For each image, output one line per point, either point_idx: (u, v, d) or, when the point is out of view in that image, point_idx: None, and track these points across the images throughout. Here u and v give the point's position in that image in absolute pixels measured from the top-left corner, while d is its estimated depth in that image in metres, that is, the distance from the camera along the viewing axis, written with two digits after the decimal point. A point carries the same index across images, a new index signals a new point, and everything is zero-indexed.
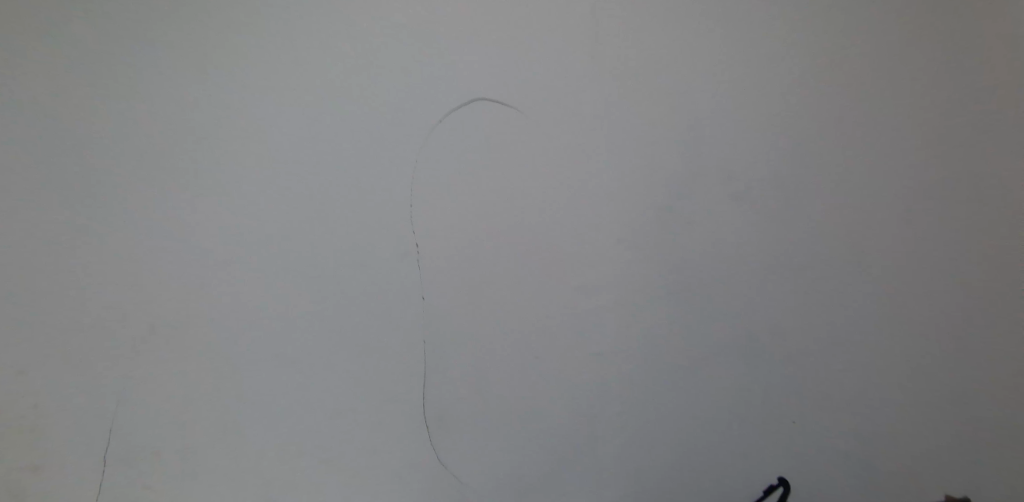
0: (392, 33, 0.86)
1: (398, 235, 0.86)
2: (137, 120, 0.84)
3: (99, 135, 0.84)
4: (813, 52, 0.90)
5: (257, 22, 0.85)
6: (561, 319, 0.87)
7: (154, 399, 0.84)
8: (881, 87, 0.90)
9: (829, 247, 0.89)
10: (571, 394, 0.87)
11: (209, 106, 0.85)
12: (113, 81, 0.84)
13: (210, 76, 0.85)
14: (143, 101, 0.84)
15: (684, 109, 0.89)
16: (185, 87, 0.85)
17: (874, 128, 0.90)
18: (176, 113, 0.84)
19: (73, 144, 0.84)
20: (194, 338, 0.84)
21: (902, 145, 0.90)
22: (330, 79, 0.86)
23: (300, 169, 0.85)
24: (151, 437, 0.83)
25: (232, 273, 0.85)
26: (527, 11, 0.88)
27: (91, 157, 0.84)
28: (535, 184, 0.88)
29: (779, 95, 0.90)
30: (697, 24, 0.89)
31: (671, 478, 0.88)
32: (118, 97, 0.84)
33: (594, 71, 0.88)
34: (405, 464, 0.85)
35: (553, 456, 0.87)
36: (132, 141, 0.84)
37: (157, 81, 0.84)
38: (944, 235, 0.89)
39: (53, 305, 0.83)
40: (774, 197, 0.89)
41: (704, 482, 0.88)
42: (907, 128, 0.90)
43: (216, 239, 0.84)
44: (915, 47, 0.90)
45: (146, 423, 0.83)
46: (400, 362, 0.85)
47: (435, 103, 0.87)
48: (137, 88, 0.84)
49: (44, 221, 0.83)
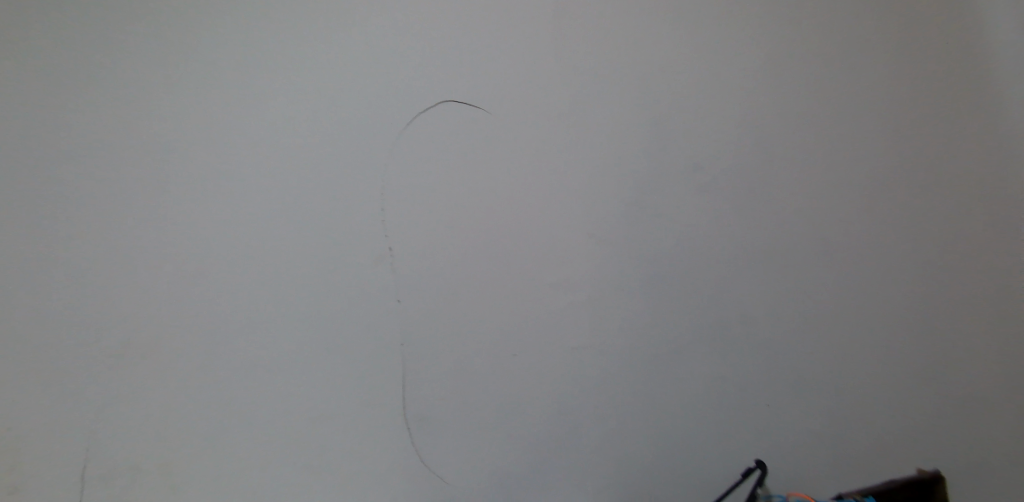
0: (362, 41, 0.86)
1: (372, 241, 0.84)
2: (100, 129, 0.82)
3: (63, 146, 0.81)
4: (772, 48, 0.92)
5: (225, 33, 0.84)
6: (538, 314, 0.86)
7: (140, 423, 0.79)
8: (839, 79, 0.92)
9: (796, 236, 0.90)
10: (552, 389, 0.86)
11: (177, 117, 0.83)
12: (80, 92, 0.82)
13: (178, 86, 0.83)
14: (105, 110, 0.82)
15: (649, 104, 0.90)
16: (150, 96, 0.83)
17: (833, 119, 0.92)
18: (144, 123, 0.82)
19: (31, 154, 0.80)
20: (168, 355, 0.80)
21: (860, 136, 0.92)
22: (300, 88, 0.85)
23: (271, 181, 0.83)
24: (138, 463, 0.79)
25: (198, 282, 0.82)
26: (497, 15, 0.88)
27: (52, 167, 0.80)
28: (509, 184, 0.87)
29: (743, 89, 0.91)
30: (657, 21, 0.91)
31: (658, 472, 0.87)
32: (78, 105, 0.81)
33: (561, 69, 0.89)
34: (389, 468, 0.82)
35: (537, 452, 0.85)
36: (100, 153, 0.81)
37: (122, 92, 0.82)
38: (905, 220, 0.91)
39: (28, 323, 0.79)
40: (739, 187, 0.90)
41: (685, 470, 0.87)
42: (866, 120, 0.92)
43: (182, 251, 0.82)
44: (868, 41, 0.93)
45: (129, 449, 0.79)
46: (373, 366, 0.83)
47: (406, 107, 0.86)
48: (99, 96, 0.82)
49: (15, 233, 0.79)
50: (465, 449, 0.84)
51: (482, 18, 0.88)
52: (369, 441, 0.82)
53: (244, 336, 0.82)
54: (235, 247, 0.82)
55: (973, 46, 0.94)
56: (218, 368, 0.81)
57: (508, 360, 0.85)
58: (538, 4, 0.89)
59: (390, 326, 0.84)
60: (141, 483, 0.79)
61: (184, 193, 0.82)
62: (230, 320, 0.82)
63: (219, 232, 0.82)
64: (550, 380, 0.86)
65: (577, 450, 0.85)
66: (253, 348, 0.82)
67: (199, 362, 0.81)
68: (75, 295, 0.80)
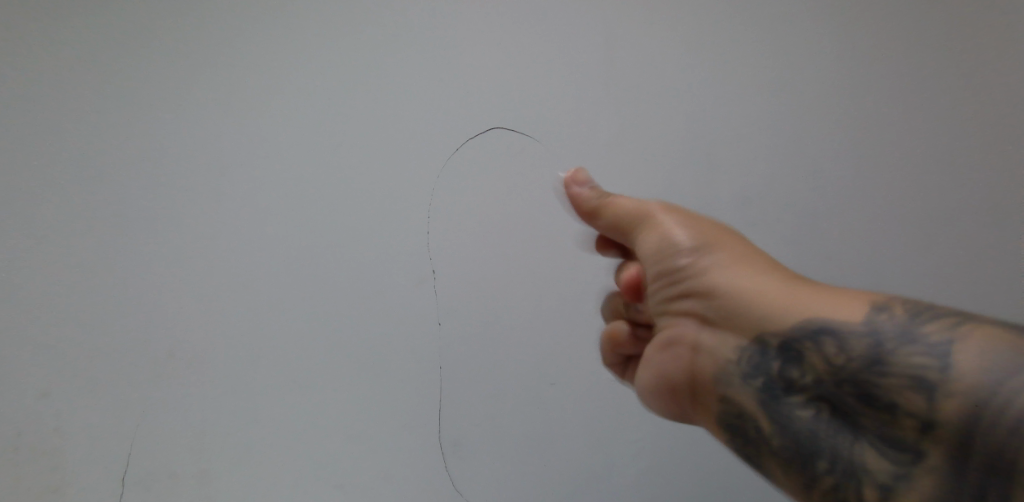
0: (407, 61, 0.86)
1: (416, 264, 0.84)
2: (155, 139, 0.79)
3: (115, 156, 0.78)
4: (780, 77, 0.98)
5: (266, 45, 0.82)
6: (568, 331, 0.88)
7: (160, 436, 0.77)
8: (867, 118, 1.01)
9: (843, 263, 0.98)
10: (592, 413, 0.88)
11: (182, 125, 0.80)
12: (110, 101, 0.78)
13: (178, 91, 0.80)
14: (158, 121, 0.79)
15: (699, 133, 0.94)
16: (202, 108, 0.80)
17: (869, 156, 1.00)
18: (160, 131, 0.79)
19: (79, 166, 0.77)
20: (188, 368, 0.78)
21: (893, 169, 1.01)
22: (343, 103, 0.84)
23: (301, 191, 0.82)
24: (160, 478, 0.76)
25: (216, 294, 0.79)
26: (534, 42, 0.90)
27: (102, 177, 0.78)
28: (536, 202, 0.88)
29: (787, 124, 0.97)
30: (702, 53, 0.95)
31: (692, 489, 0.91)
32: (130, 115, 0.79)
33: (607, 97, 0.91)
34: (429, 486, 0.83)
35: (581, 475, 0.87)
36: (121, 163, 0.78)
37: (170, 103, 0.80)
38: (931, 241, 1.01)
39: (71, 331, 0.76)
40: (790, 215, 0.96)
41: (714, 483, 0.92)
42: (878, 167, 1.00)
43: (201, 261, 0.79)
44: (890, 81, 1.02)
45: (146, 465, 0.76)
46: (412, 387, 0.83)
47: (454, 134, 0.87)
48: (149, 106, 0.79)
49: (62, 237, 0.76)
50: (501, 472, 0.85)
51: (518, 35, 0.89)
52: (404, 460, 0.82)
53: (288, 353, 0.81)
54: (259, 259, 0.80)
55: (906, 70, 1.03)
56: (263, 382, 0.80)
57: (546, 387, 0.87)
58: (554, 28, 0.90)
59: (427, 348, 0.83)
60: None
61: (210, 203, 0.80)
62: (258, 333, 0.80)
63: (246, 243, 0.80)
64: (589, 400, 0.88)
65: (612, 467, 0.88)
66: (279, 361, 0.80)
67: (220, 375, 0.79)
68: (78, 304, 0.76)
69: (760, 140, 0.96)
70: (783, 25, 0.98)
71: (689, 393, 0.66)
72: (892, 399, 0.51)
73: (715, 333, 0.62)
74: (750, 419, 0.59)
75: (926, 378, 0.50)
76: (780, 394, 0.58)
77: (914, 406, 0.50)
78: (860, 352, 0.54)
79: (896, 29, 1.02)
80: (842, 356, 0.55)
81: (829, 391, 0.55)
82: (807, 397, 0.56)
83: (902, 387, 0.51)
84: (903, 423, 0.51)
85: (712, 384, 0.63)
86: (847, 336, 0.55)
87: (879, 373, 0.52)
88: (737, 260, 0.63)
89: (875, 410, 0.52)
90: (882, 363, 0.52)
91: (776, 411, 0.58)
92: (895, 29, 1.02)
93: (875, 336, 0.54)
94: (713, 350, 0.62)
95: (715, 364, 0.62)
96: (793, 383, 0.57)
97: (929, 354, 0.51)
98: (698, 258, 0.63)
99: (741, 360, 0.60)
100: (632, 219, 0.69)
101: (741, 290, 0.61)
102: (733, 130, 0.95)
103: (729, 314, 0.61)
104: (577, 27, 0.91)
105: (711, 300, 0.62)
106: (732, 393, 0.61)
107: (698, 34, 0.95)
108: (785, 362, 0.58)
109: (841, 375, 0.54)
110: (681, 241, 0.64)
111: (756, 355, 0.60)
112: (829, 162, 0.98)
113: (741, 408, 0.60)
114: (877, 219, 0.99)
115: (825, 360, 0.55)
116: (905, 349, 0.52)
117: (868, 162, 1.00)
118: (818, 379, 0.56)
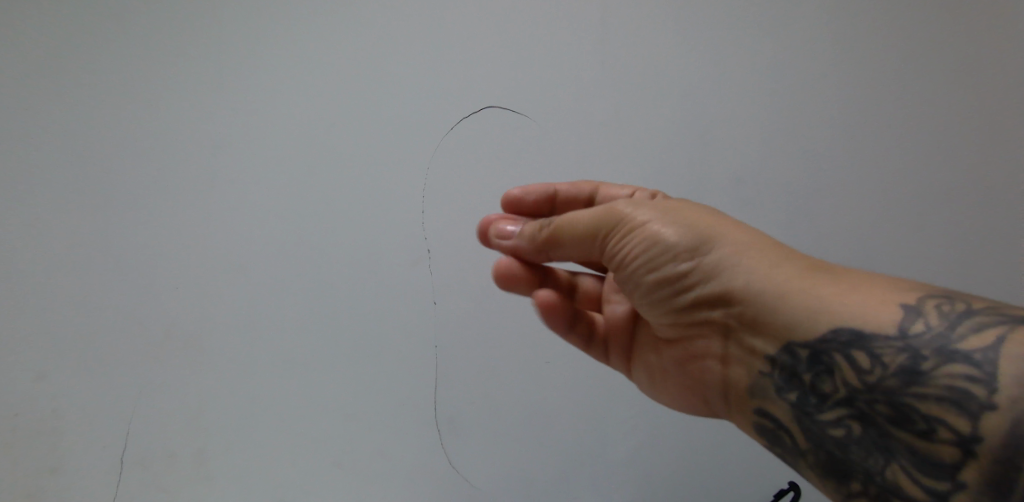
0: (401, 37, 0.85)
1: (410, 244, 0.84)
2: (145, 115, 0.78)
3: (105, 133, 0.77)
4: (775, 54, 0.97)
5: (258, 21, 0.81)
6: None
7: (156, 415, 0.77)
8: (861, 97, 1.01)
9: (832, 242, 0.98)
10: (585, 391, 0.89)
11: (171, 104, 0.79)
12: (99, 76, 0.77)
13: (165, 70, 0.79)
14: (148, 98, 0.78)
15: (694, 112, 0.94)
16: (192, 84, 0.79)
17: (862, 135, 1.01)
18: (148, 111, 0.78)
19: (68, 144, 0.76)
20: (183, 349, 0.78)
21: (883, 149, 1.02)
22: (337, 81, 0.83)
23: (294, 171, 0.81)
24: (156, 456, 0.77)
25: (210, 277, 0.79)
26: (531, 19, 0.88)
27: (93, 154, 0.77)
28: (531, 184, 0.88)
29: (781, 102, 0.97)
30: (701, 29, 0.94)
31: (682, 468, 0.93)
32: (120, 92, 0.78)
33: (603, 75, 0.91)
34: (422, 464, 0.83)
35: (572, 453, 0.88)
36: (109, 143, 0.77)
37: (160, 80, 0.79)
38: (920, 219, 1.02)
39: (65, 311, 0.75)
40: (781, 194, 0.96)
41: (703, 461, 0.94)
42: (870, 146, 1.01)
43: (193, 243, 0.79)
44: (884, 57, 1.02)
45: (146, 448, 0.77)
46: (406, 366, 0.83)
47: (448, 113, 0.86)
48: (140, 82, 0.78)
49: (49, 217, 0.75)
50: (494, 449, 0.86)
51: (510, 12, 0.88)
52: (401, 439, 0.83)
53: (283, 334, 0.81)
54: (253, 242, 0.80)
55: (902, 47, 1.02)
56: (257, 362, 0.80)
57: (541, 366, 0.87)
58: (551, 5, 0.89)
59: (422, 328, 0.84)
60: (163, 482, 0.77)
61: (201, 185, 0.79)
62: (253, 314, 0.80)
63: (241, 225, 0.80)
64: (582, 381, 0.89)
65: (608, 444, 0.89)
66: (274, 342, 0.80)
67: (217, 357, 0.79)
68: (71, 288, 0.76)
69: (754, 120, 0.96)
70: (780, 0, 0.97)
71: (717, 403, 0.66)
72: (934, 420, 0.50)
73: (740, 340, 0.61)
74: (783, 434, 0.59)
75: (972, 397, 0.49)
76: (811, 407, 0.57)
77: (958, 427, 0.49)
78: (897, 367, 0.52)
79: (893, 6, 1.02)
80: (876, 370, 0.53)
81: (860, 405, 0.54)
82: (840, 410, 0.55)
83: (944, 405, 0.50)
84: (944, 444, 0.50)
85: (744, 394, 0.62)
86: (880, 348, 0.53)
87: (919, 391, 0.51)
88: (740, 255, 0.61)
89: (915, 430, 0.51)
90: (921, 379, 0.51)
91: (808, 427, 0.57)
92: (892, 5, 1.02)
93: (913, 350, 0.52)
94: (739, 358, 0.62)
95: (743, 374, 0.61)
96: (823, 395, 0.56)
97: (972, 370, 0.50)
98: (700, 260, 0.61)
99: (769, 370, 0.59)
100: (598, 233, 0.66)
101: (756, 292, 0.59)
102: (728, 110, 0.95)
103: (751, 320, 0.60)
104: (575, 3, 0.90)
105: (729, 306, 0.61)
106: (764, 406, 0.60)
107: (692, 11, 0.94)
108: (815, 373, 0.56)
109: (877, 390, 0.53)
110: (679, 244, 0.62)
111: (783, 364, 0.58)
112: (822, 141, 0.99)
113: (774, 421, 0.60)
114: (867, 198, 1.00)
115: (858, 373, 0.54)
116: (947, 365, 0.51)
117: (861, 142, 1.01)
118: (850, 393, 0.55)
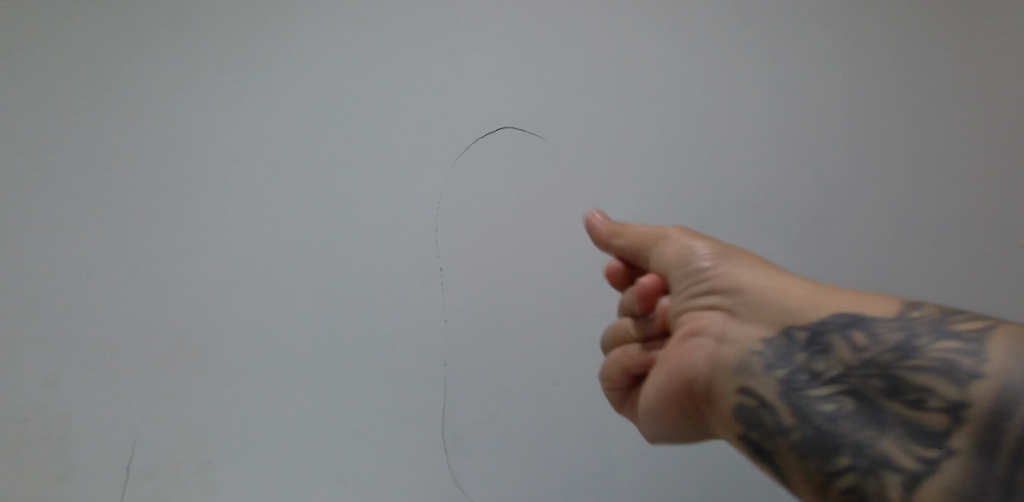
0: (419, 58, 0.86)
1: (421, 260, 0.84)
2: (167, 129, 0.80)
3: (127, 145, 0.79)
4: (789, 80, 0.98)
5: (280, 40, 0.83)
6: (573, 333, 0.88)
7: (163, 424, 0.78)
8: (875, 123, 1.01)
9: (842, 268, 0.98)
10: (593, 414, 0.88)
11: (191, 118, 0.80)
12: (124, 90, 0.79)
13: (188, 82, 0.81)
14: (171, 112, 0.80)
15: (707, 135, 0.94)
16: (213, 100, 0.81)
17: (875, 162, 1.01)
18: (169, 125, 0.80)
19: (91, 155, 0.78)
20: (193, 360, 0.79)
21: (897, 176, 1.01)
22: (354, 99, 0.84)
23: (307, 187, 0.82)
24: (162, 465, 0.77)
25: (223, 288, 0.80)
26: (546, 43, 0.90)
27: (114, 165, 0.79)
28: (543, 203, 0.89)
29: (794, 127, 0.97)
30: (714, 54, 0.95)
31: (690, 495, 0.91)
32: (143, 105, 0.80)
33: (617, 98, 0.92)
34: (426, 482, 0.83)
35: (579, 476, 0.87)
36: (129, 152, 0.79)
37: (182, 95, 0.80)
38: (932, 248, 1.01)
39: (80, 318, 0.77)
40: (792, 219, 0.96)
41: (713, 489, 0.92)
42: (883, 173, 1.01)
43: (207, 254, 0.80)
44: (899, 84, 1.02)
45: (153, 457, 0.77)
46: (413, 383, 0.83)
47: (463, 133, 0.87)
48: (163, 97, 0.80)
49: (69, 226, 0.77)
50: (499, 470, 0.85)
51: (525, 33, 0.89)
52: (406, 456, 0.83)
53: (292, 347, 0.81)
54: (265, 255, 0.81)
55: (917, 74, 1.02)
56: (266, 374, 0.80)
57: (549, 387, 0.87)
58: (567, 29, 0.90)
59: (431, 345, 0.84)
60: (167, 492, 0.77)
61: (217, 198, 0.80)
62: (263, 327, 0.81)
63: (256, 237, 0.81)
64: (590, 403, 0.88)
65: (613, 467, 0.88)
66: (284, 355, 0.81)
67: (226, 368, 0.79)
68: (87, 296, 0.77)
69: (766, 143, 0.96)
70: (794, 27, 0.98)
71: (701, 399, 0.60)
72: (925, 390, 0.47)
73: (739, 326, 0.58)
74: (764, 413, 0.53)
75: (962, 367, 0.47)
76: (800, 384, 0.53)
77: (948, 394, 0.46)
78: (891, 342, 0.51)
79: (908, 34, 1.02)
80: (872, 346, 0.51)
81: (854, 381, 0.50)
82: (830, 387, 0.51)
83: (937, 376, 0.47)
84: (935, 412, 0.46)
85: (730, 375, 0.57)
86: (878, 326, 0.52)
87: (912, 363, 0.49)
88: (755, 262, 0.62)
89: (906, 400, 0.48)
90: (914, 353, 0.49)
91: (794, 403, 0.52)
92: (907, 33, 1.02)
93: (908, 328, 0.51)
94: (732, 340, 0.58)
95: (730, 354, 0.57)
96: (816, 373, 0.52)
97: (961, 344, 0.48)
98: (722, 261, 0.62)
99: (759, 348, 0.56)
100: (646, 245, 0.68)
101: (764, 288, 0.59)
102: (740, 133, 0.95)
103: (752, 306, 0.58)
104: (590, 28, 0.91)
105: (733, 294, 0.60)
106: (747, 383, 0.55)
107: (705, 34, 0.95)
108: (809, 352, 0.54)
109: (870, 365, 0.50)
110: (706, 248, 0.63)
111: (778, 340, 0.55)
112: (835, 167, 0.99)
113: (757, 399, 0.54)
114: (880, 224, 1.00)
115: (853, 348, 0.52)
116: (939, 341, 0.49)
117: (873, 168, 1.00)
118: (843, 370, 0.51)
